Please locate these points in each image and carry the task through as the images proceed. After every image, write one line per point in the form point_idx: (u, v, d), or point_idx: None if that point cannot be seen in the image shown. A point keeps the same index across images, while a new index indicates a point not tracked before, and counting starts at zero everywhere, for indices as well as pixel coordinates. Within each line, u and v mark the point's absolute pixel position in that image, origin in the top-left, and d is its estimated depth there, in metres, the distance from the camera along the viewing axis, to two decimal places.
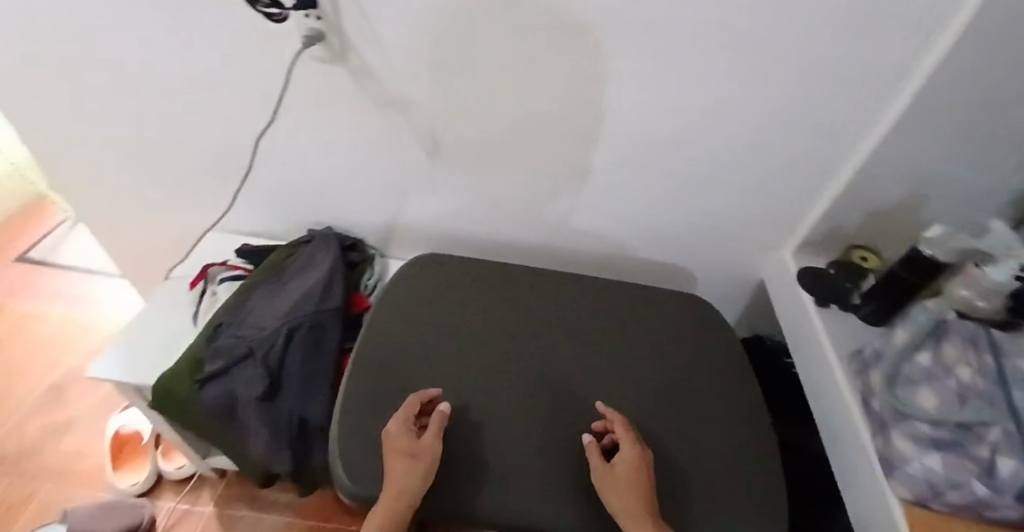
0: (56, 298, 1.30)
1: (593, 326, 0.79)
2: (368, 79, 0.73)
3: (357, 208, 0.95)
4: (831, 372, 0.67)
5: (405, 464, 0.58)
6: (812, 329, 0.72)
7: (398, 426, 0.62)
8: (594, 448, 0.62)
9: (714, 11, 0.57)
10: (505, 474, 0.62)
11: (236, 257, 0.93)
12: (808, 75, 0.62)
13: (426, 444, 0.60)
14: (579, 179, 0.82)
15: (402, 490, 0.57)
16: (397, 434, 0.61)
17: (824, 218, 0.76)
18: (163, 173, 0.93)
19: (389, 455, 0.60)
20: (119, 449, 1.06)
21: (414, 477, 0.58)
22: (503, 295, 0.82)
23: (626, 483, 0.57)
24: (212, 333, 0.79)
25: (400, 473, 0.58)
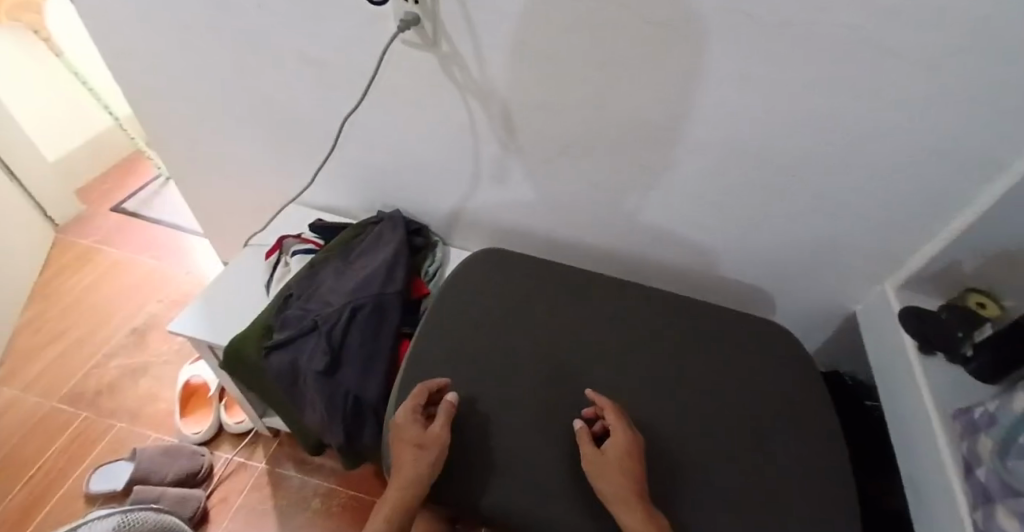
0: (145, 249, 1.40)
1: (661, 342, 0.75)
2: (457, 68, 0.71)
3: (428, 193, 0.95)
4: (928, 429, 0.61)
5: (414, 456, 0.59)
6: (909, 377, 0.65)
7: (404, 417, 0.62)
8: (584, 434, 0.62)
9: (847, 21, 0.51)
10: (516, 468, 0.61)
11: (310, 231, 0.96)
12: (964, 97, 0.53)
13: (433, 437, 0.61)
14: (661, 186, 0.78)
15: (409, 481, 0.58)
16: (405, 424, 0.61)
17: (938, 255, 0.68)
18: (250, 142, 0.97)
19: (398, 445, 0.61)
20: (187, 397, 1.14)
21: (419, 467, 0.59)
22: (561, 297, 0.80)
23: (616, 464, 0.57)
24: (282, 303, 0.82)
25: (407, 464, 0.59)
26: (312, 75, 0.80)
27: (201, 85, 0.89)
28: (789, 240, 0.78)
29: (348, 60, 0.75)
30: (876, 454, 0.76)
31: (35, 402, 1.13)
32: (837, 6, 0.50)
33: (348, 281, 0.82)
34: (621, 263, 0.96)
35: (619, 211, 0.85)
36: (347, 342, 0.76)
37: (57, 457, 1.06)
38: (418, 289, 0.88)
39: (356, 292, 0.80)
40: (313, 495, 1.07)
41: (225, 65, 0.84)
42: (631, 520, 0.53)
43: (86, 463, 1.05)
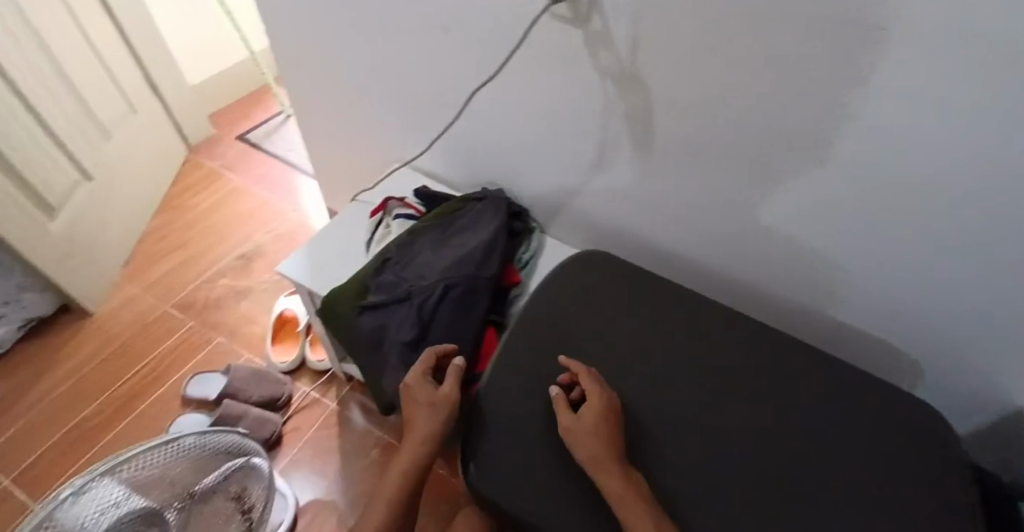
0: (260, 181, 1.48)
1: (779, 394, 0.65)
2: (603, 50, 0.64)
3: (538, 178, 0.90)
4: None
5: (425, 413, 0.66)
6: None
7: (415, 379, 0.68)
8: (560, 400, 0.61)
9: None
10: (513, 462, 0.59)
11: (413, 196, 0.95)
12: None
13: (440, 398, 0.66)
14: (806, 217, 0.68)
15: (423, 435, 0.65)
16: (416, 387, 0.67)
17: None
18: (373, 98, 0.96)
19: (411, 405, 0.68)
20: (278, 327, 1.21)
21: (428, 421, 0.65)
22: (650, 308, 0.72)
23: (591, 428, 0.56)
24: (379, 265, 0.82)
25: (421, 420, 0.66)
26: (448, 37, 0.76)
27: (338, 33, 0.89)
28: (955, 307, 0.66)
29: (487, 25, 0.71)
30: None
31: (154, 303, 1.25)
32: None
33: (445, 258, 0.80)
34: (733, 288, 0.87)
35: (747, 233, 0.76)
36: (435, 320, 0.76)
37: (165, 357, 1.18)
38: (509, 277, 0.85)
39: (450, 272, 0.78)
40: (373, 446, 1.11)
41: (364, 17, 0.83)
42: (607, 481, 0.53)
43: (187, 368, 1.16)
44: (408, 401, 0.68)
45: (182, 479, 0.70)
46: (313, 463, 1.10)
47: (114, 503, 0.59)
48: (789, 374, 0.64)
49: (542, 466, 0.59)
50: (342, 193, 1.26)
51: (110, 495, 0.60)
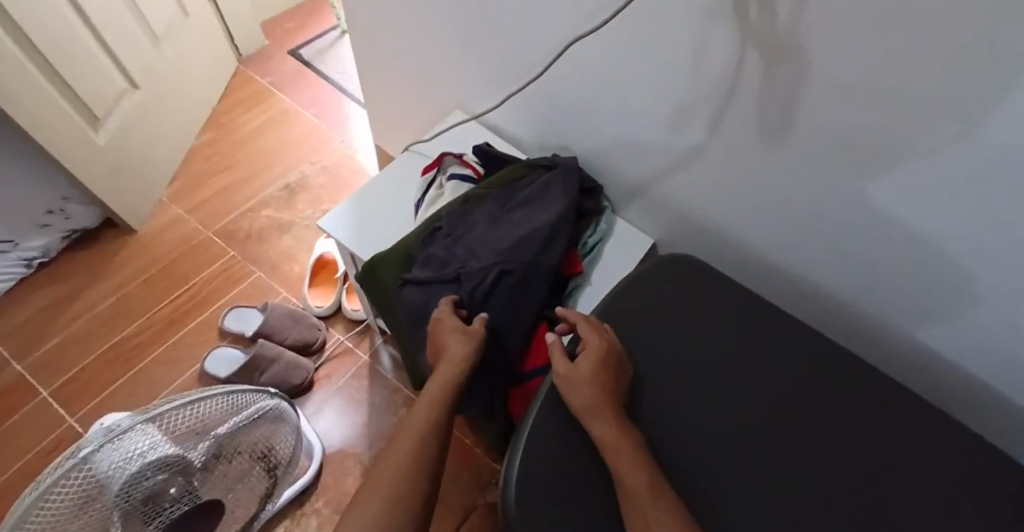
0: (310, 105, 1.37)
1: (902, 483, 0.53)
2: (756, 5, 0.47)
3: (624, 151, 0.75)
4: None
5: (457, 338, 0.60)
6: None
7: (444, 312, 0.63)
8: (557, 346, 0.59)
9: None
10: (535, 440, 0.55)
11: (473, 152, 0.82)
12: None
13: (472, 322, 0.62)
14: (984, 260, 0.51)
15: (457, 357, 0.59)
16: (444, 318, 0.62)
17: None
18: (440, 28, 0.81)
19: (442, 334, 0.62)
20: (317, 270, 1.15)
21: (459, 342, 0.60)
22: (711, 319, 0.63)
23: (588, 374, 0.54)
24: (428, 234, 0.72)
25: (451, 345, 0.60)
26: None
27: None
28: None
29: None
30: None
31: (198, 227, 1.21)
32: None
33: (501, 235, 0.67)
34: (842, 314, 0.71)
35: (886, 263, 0.60)
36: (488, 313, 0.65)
37: (206, 284, 1.15)
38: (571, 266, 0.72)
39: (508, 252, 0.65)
40: (402, 405, 1.07)
41: None
42: (602, 429, 0.51)
43: (227, 299, 1.14)
44: (435, 335, 0.62)
45: (210, 427, 0.66)
46: (342, 414, 1.07)
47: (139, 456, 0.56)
48: (842, 407, 0.57)
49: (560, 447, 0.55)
50: (394, 132, 1.14)
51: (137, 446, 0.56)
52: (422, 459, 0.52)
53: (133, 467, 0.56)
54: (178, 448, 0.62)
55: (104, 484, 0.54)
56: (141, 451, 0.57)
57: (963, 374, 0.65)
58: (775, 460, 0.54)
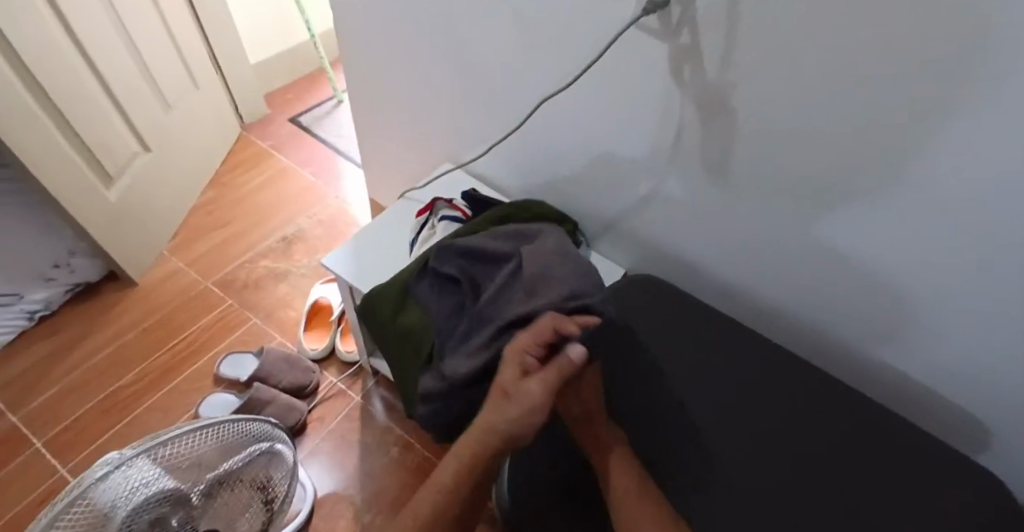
0: (308, 164, 1.49)
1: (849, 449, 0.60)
2: (690, 67, 0.59)
3: (593, 191, 0.86)
4: None
5: (510, 405, 0.53)
6: None
7: (510, 364, 0.56)
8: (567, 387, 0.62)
9: None
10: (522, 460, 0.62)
11: (462, 198, 0.92)
12: None
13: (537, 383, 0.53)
14: (892, 269, 0.62)
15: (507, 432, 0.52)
16: (508, 367, 0.55)
17: None
18: (432, 92, 0.94)
19: (497, 387, 0.55)
20: (312, 315, 1.21)
21: (515, 406, 0.52)
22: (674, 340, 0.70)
23: (589, 397, 0.59)
24: (421, 267, 0.79)
25: (501, 411, 0.53)
26: (523, 39, 0.73)
27: (405, 24, 0.87)
28: None
29: (564, 29, 0.67)
30: None
31: (197, 278, 1.27)
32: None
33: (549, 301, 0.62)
34: (792, 329, 0.80)
35: (820, 276, 0.70)
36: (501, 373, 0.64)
37: (201, 334, 1.19)
38: None
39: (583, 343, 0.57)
40: (393, 444, 1.10)
41: (436, 10, 0.80)
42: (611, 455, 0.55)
43: (222, 346, 1.18)
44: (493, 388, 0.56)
45: (212, 462, 0.68)
46: (333, 455, 1.09)
47: (144, 483, 0.59)
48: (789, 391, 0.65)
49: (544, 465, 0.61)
50: (389, 185, 1.25)
51: (142, 475, 0.59)
52: (449, 505, 0.53)
53: (138, 497, 0.58)
54: (181, 482, 0.64)
55: (106, 515, 0.56)
56: (146, 480, 0.59)
57: (901, 376, 0.74)
58: (734, 437, 0.61)
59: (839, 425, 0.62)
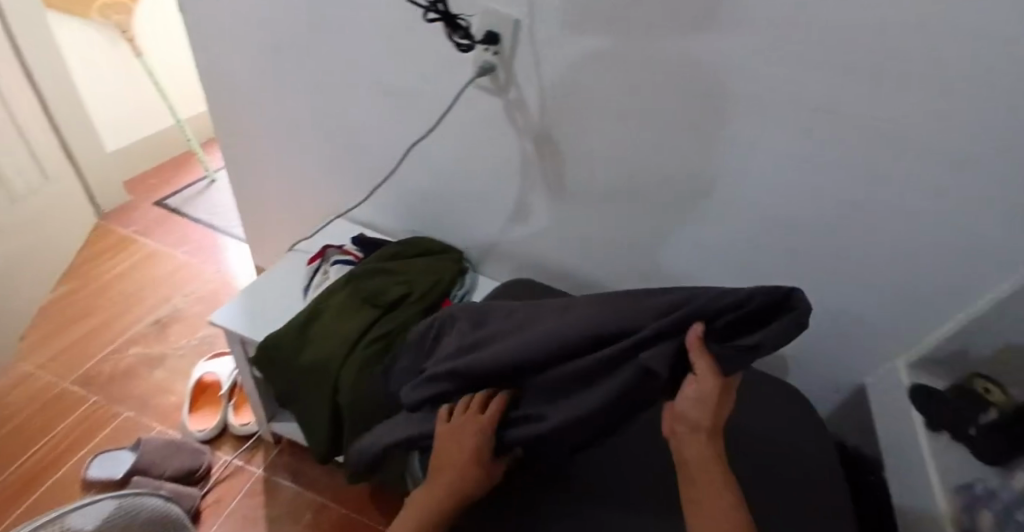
0: (183, 244, 1.46)
1: None
2: (520, 113, 0.79)
3: (468, 222, 1.01)
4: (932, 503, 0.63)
5: (459, 465, 0.54)
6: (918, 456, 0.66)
7: (467, 422, 0.55)
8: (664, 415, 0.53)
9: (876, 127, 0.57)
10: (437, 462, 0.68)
11: (352, 244, 1.01)
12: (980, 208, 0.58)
13: (713, 453, 0.43)
14: (689, 246, 0.83)
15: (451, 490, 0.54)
16: (466, 432, 0.54)
17: (957, 340, 0.71)
18: (311, 155, 1.04)
19: (451, 448, 0.55)
20: (197, 393, 1.16)
21: (473, 475, 0.55)
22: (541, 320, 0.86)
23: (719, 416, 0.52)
24: (319, 305, 0.86)
25: (450, 468, 0.55)
26: (387, 103, 0.88)
27: (280, 98, 0.98)
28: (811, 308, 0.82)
29: (419, 94, 0.83)
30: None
31: (51, 380, 1.15)
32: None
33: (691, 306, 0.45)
34: None
35: (649, 263, 0.89)
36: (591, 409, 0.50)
37: (59, 439, 1.07)
38: None
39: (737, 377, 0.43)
40: (304, 507, 1.06)
41: (308, 85, 0.93)
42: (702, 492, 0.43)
43: (88, 448, 1.06)
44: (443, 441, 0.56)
45: None
46: None
47: None
48: None
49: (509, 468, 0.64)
50: (273, 247, 1.29)
51: None
52: None
53: None
54: None
55: None
56: None
57: None
58: None
59: None
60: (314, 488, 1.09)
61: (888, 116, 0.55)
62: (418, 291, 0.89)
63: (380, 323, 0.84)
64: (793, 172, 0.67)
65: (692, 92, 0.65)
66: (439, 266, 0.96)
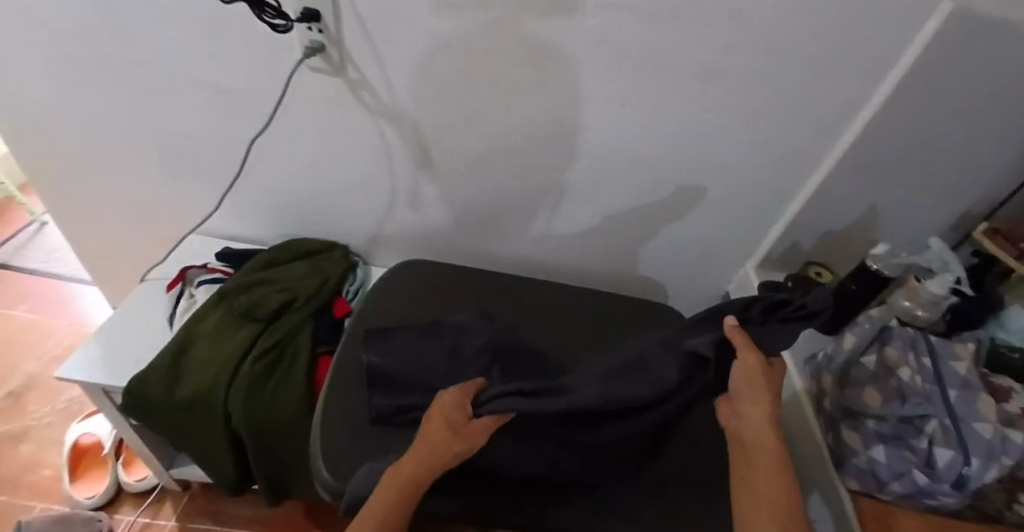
0: (20, 301, 1.31)
1: (581, 321, 0.83)
2: (366, 92, 0.76)
3: (344, 217, 0.97)
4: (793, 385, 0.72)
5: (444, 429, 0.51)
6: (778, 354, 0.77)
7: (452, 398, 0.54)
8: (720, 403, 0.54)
9: (694, 45, 0.64)
10: (339, 458, 0.62)
11: (217, 260, 0.95)
12: (789, 102, 0.69)
13: (770, 429, 0.49)
14: (562, 196, 0.88)
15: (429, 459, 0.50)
16: (450, 404, 0.53)
17: (792, 228, 0.84)
18: (150, 176, 0.95)
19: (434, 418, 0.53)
20: (76, 459, 1.04)
21: (454, 444, 0.50)
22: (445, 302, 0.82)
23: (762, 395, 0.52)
24: (190, 332, 0.79)
25: (432, 435, 0.51)
26: (220, 102, 0.80)
27: (95, 115, 0.87)
28: (674, 231, 0.91)
29: (254, 89, 0.78)
30: None
31: None
32: (691, 31, 0.63)
33: (766, 297, 0.51)
34: (534, 269, 1.03)
35: (530, 220, 0.93)
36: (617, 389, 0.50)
37: None
38: (339, 310, 0.86)
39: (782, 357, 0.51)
40: None
41: (123, 95, 0.83)
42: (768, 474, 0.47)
43: None
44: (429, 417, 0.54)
45: None
46: None
47: None
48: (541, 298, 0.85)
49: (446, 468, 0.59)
50: (126, 277, 1.20)
51: None
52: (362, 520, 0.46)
53: None
54: None
55: None
56: None
57: (607, 274, 1.02)
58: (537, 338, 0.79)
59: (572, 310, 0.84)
60: (240, 522, 1.03)
61: (700, 37, 0.63)
62: (304, 295, 0.84)
63: (266, 336, 0.79)
64: (637, 106, 0.72)
65: (527, 42, 0.66)
66: (325, 265, 0.92)
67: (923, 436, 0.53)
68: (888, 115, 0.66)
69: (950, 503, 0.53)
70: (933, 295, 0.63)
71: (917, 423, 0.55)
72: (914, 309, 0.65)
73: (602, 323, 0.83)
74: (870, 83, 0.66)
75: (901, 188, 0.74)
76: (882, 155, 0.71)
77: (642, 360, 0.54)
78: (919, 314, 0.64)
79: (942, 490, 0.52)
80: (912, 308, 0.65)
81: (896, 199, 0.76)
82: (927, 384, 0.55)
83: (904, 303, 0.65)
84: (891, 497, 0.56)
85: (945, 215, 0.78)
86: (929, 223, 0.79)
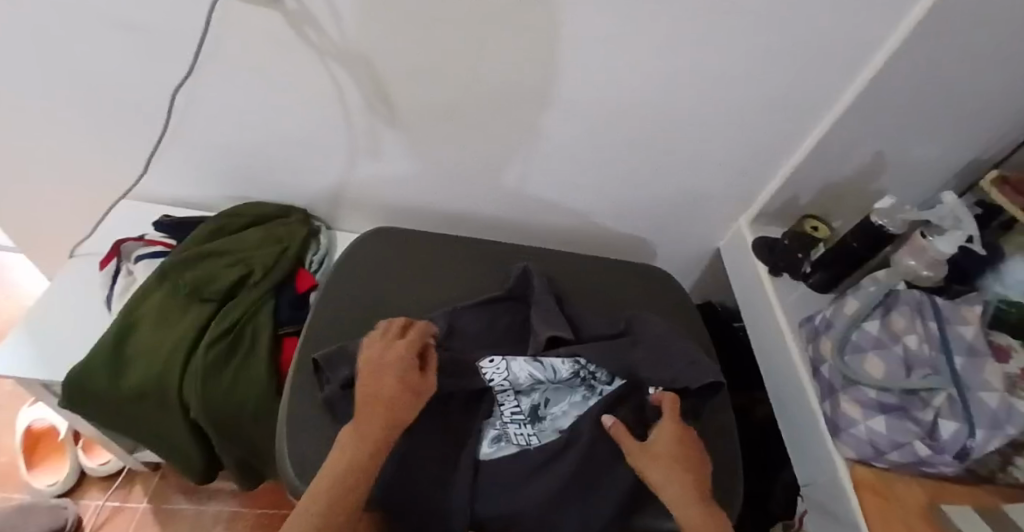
0: None
1: (582, 277, 0.79)
2: (310, 29, 0.64)
3: (300, 176, 0.87)
4: (791, 360, 0.69)
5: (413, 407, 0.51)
6: (773, 316, 0.75)
7: (405, 360, 0.53)
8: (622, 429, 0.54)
9: None
10: (302, 457, 0.56)
11: (154, 232, 0.84)
12: (795, 41, 0.61)
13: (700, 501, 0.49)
14: (543, 149, 0.80)
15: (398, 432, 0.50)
16: (407, 368, 0.52)
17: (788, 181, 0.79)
18: (63, 136, 0.82)
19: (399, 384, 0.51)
20: (29, 447, 0.98)
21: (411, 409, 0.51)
22: (428, 269, 0.76)
23: (670, 455, 0.52)
24: (130, 317, 0.71)
25: (402, 413, 0.50)
26: (132, 41, 0.67)
27: None
28: (662, 187, 0.85)
29: (172, 28, 0.65)
30: (742, 369, 0.95)
31: None
32: None
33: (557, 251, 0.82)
34: (514, 228, 0.96)
35: (508, 176, 0.85)
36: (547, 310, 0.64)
37: None
38: (303, 282, 0.79)
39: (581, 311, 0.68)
40: (214, 523, 0.97)
41: (7, 37, 0.68)
42: None
43: None
44: (376, 387, 0.51)
45: None
46: None
47: None
48: (548, 261, 0.81)
49: (517, 483, 0.54)
50: (58, 250, 1.08)
51: None
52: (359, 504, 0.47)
53: None
54: None
55: None
56: None
57: (592, 232, 0.96)
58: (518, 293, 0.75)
59: (577, 266, 0.81)
60: (220, 499, 0.99)
61: None
62: (260, 267, 0.76)
63: (220, 317, 0.71)
64: (625, 45, 0.63)
65: None
66: (284, 232, 0.83)
67: (930, 409, 0.51)
68: (909, 55, 0.58)
69: (949, 470, 0.51)
70: (939, 254, 0.59)
71: (924, 395, 0.52)
72: (919, 269, 0.61)
73: (591, 282, 0.79)
74: (891, 16, 0.57)
75: (911, 135, 0.69)
76: (893, 100, 0.64)
77: (520, 324, 0.66)
78: (925, 275, 0.62)
79: (943, 460, 0.50)
80: (917, 268, 0.62)
81: (902, 147, 0.71)
82: (933, 351, 0.53)
83: (908, 263, 0.62)
84: (886, 465, 0.55)
85: (951, 163, 0.73)
86: (932, 172, 0.74)
